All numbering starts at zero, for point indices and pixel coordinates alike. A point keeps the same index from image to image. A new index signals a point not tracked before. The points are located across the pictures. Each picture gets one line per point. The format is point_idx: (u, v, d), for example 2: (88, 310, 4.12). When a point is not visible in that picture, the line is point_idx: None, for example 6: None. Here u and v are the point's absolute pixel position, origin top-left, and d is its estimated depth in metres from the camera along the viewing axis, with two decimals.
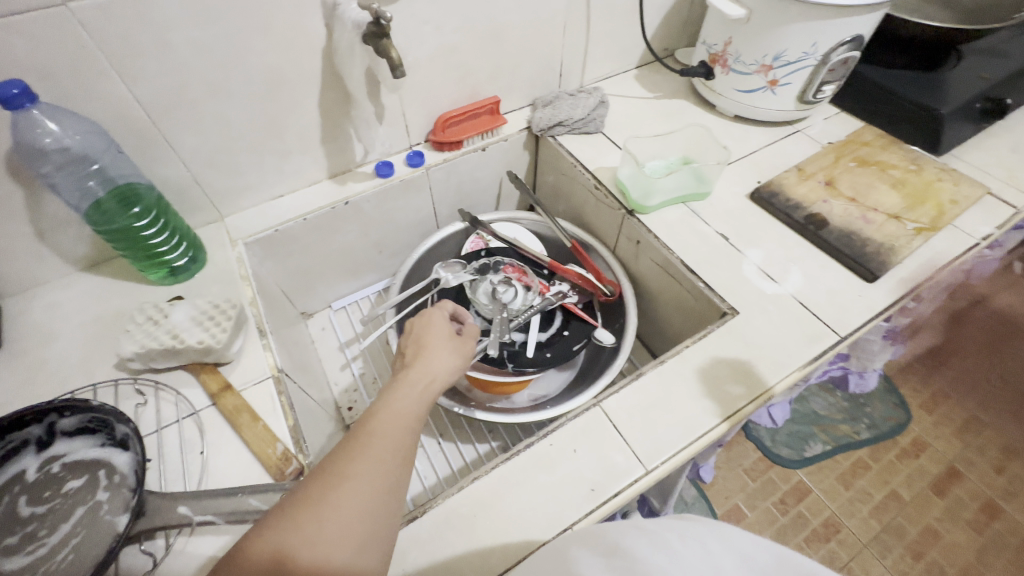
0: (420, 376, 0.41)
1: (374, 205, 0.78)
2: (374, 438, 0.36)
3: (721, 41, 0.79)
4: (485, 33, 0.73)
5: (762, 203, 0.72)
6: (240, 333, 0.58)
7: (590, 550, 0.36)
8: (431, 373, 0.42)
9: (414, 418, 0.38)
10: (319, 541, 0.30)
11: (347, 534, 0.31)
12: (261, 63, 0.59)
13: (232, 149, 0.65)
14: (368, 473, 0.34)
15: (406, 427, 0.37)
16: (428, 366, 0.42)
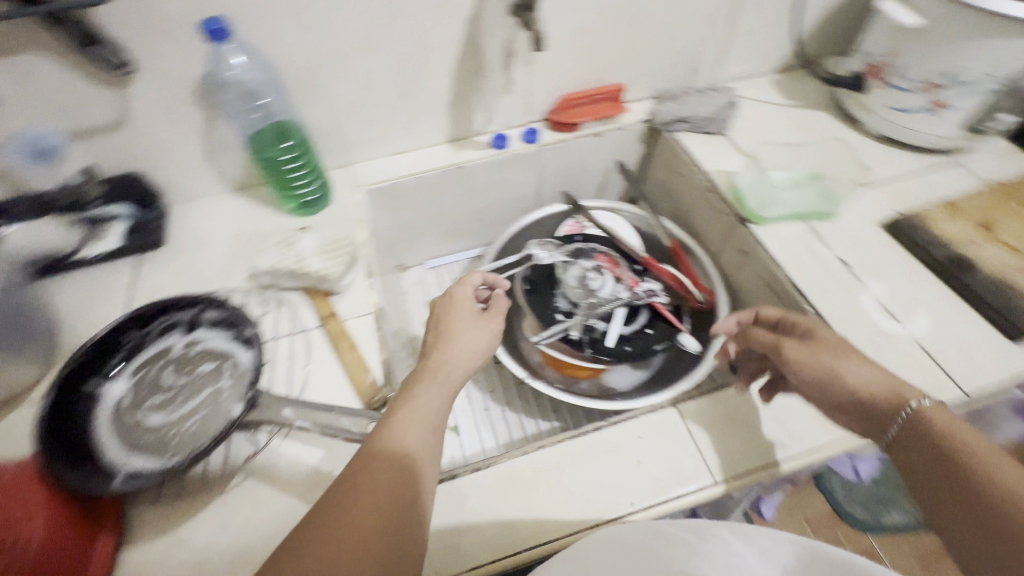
0: (458, 340, 0.50)
1: (484, 174, 0.81)
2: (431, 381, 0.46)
3: (882, 52, 0.72)
4: (625, 18, 0.72)
5: (897, 235, 0.66)
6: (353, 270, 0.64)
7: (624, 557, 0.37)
8: (465, 339, 0.50)
9: (457, 369, 0.48)
10: (397, 443, 0.40)
11: (420, 440, 0.40)
12: (412, 25, 0.63)
13: (371, 102, 0.71)
14: (432, 401, 0.44)
15: (450, 375, 0.47)
16: (467, 331, 0.51)
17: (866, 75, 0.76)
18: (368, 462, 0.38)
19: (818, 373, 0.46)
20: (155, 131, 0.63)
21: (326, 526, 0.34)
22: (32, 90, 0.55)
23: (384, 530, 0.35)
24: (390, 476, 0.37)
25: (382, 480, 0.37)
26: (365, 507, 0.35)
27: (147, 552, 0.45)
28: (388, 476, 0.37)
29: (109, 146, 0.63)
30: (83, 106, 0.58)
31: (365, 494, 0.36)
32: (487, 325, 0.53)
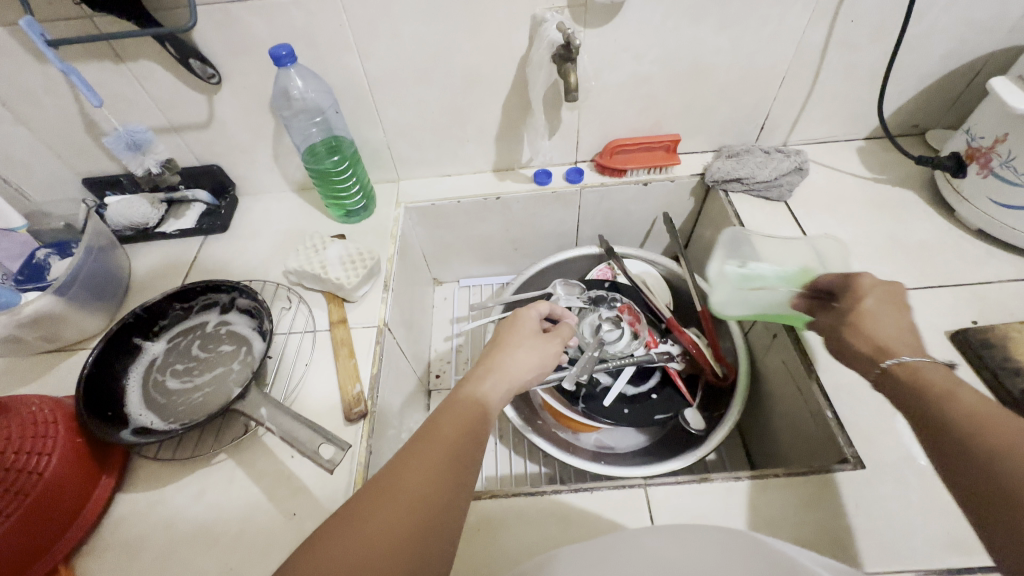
0: (517, 351, 0.49)
1: (522, 206, 0.82)
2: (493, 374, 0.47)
3: (991, 136, 0.62)
4: (685, 70, 0.70)
5: (965, 350, 0.56)
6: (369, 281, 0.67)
7: (581, 551, 0.38)
8: (523, 354, 0.49)
9: (514, 376, 0.47)
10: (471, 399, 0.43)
11: (480, 422, 0.42)
12: (464, 62, 0.66)
13: (422, 128, 0.75)
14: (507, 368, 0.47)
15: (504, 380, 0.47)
16: (530, 343, 0.51)
17: (966, 158, 0.66)
18: (438, 433, 0.39)
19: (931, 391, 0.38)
20: (234, 132, 0.73)
21: (402, 484, 0.35)
22: (143, 92, 0.66)
23: (450, 497, 0.36)
24: (455, 448, 0.39)
25: (450, 451, 0.38)
26: (436, 472, 0.36)
27: (137, 502, 0.53)
28: (455, 450, 0.38)
29: (198, 142, 0.73)
30: (180, 108, 0.69)
31: (435, 462, 0.37)
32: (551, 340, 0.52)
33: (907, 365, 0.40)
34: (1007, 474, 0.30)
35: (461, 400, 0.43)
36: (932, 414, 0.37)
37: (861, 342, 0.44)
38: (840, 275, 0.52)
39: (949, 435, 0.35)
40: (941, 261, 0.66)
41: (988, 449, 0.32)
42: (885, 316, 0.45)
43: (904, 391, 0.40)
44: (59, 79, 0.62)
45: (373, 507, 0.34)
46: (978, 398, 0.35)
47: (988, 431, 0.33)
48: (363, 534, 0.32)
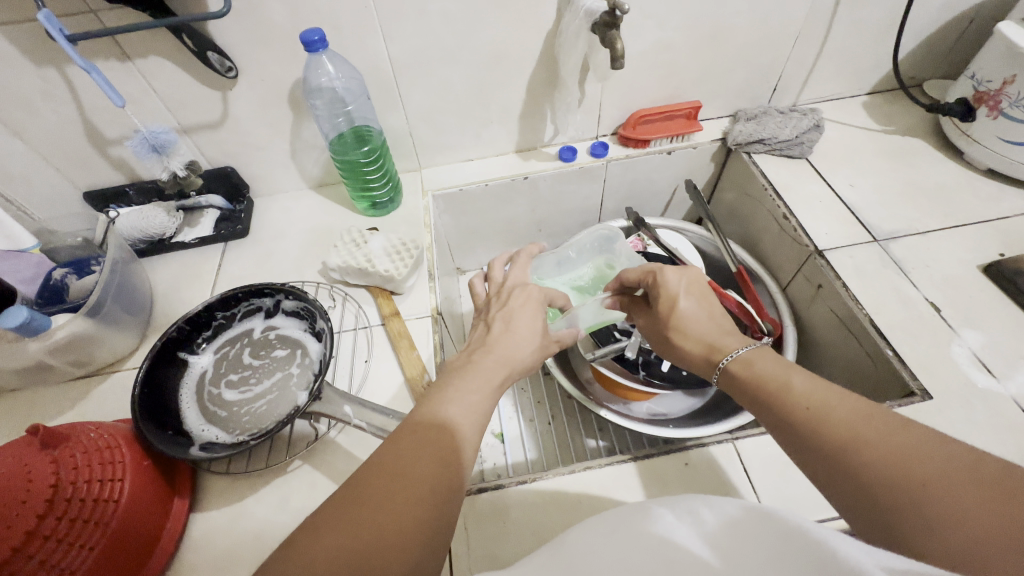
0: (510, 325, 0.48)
1: (548, 185, 0.81)
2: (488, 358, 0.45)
3: (998, 79, 0.66)
4: (706, 34, 0.71)
5: (1001, 280, 0.60)
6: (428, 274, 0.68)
7: (595, 526, 0.34)
8: (518, 324, 0.48)
9: (509, 363, 0.45)
10: (469, 390, 0.41)
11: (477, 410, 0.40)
12: (491, 39, 0.65)
13: (446, 111, 0.73)
14: (503, 349, 0.46)
15: (498, 366, 0.44)
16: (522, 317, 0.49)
17: (975, 103, 0.70)
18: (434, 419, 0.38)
19: (773, 385, 0.40)
20: (250, 130, 0.69)
21: (396, 470, 0.33)
22: (151, 91, 0.61)
23: (447, 482, 0.34)
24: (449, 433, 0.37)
25: (440, 436, 0.36)
26: (432, 456, 0.35)
27: (214, 519, 0.50)
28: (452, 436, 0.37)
29: (210, 142, 0.69)
30: (192, 107, 0.64)
31: (428, 448, 0.35)
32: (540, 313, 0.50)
33: (741, 359, 0.44)
34: (869, 468, 0.32)
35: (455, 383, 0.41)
36: (776, 405, 0.39)
37: (693, 344, 0.49)
38: (640, 269, 0.56)
39: (799, 426, 0.37)
40: (961, 201, 0.69)
41: (840, 444, 0.34)
42: (699, 311, 0.51)
43: (749, 385, 0.42)
44: (59, 83, 0.57)
45: (364, 493, 0.32)
46: (811, 383, 0.39)
47: (827, 421, 0.35)
48: (351, 521, 0.31)
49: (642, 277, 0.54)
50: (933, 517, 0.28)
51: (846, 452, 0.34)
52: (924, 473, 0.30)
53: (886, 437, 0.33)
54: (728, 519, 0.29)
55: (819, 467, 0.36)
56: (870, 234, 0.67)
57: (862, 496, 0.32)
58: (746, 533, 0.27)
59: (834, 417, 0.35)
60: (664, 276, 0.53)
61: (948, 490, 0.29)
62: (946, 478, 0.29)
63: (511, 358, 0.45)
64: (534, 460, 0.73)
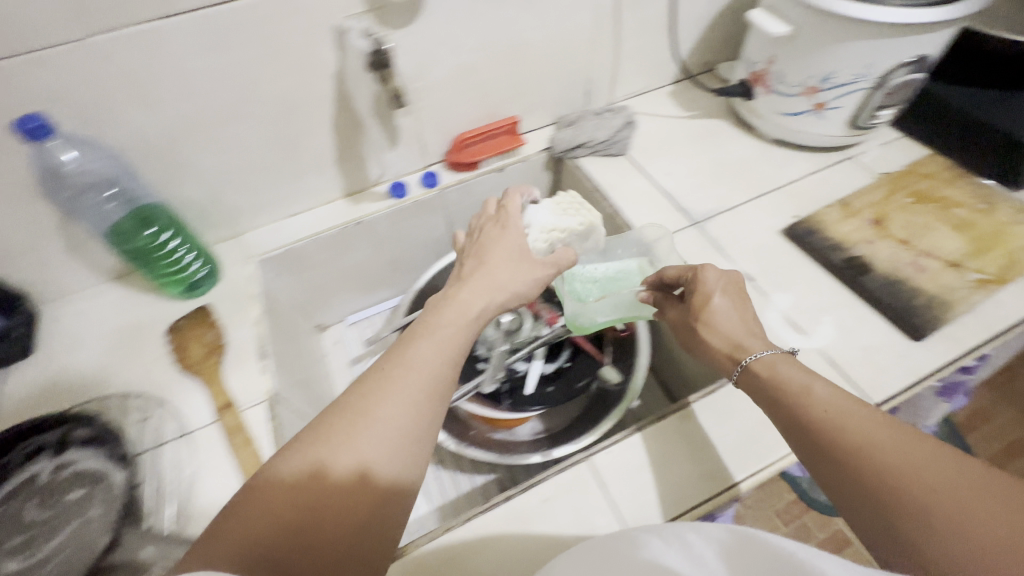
0: (481, 276, 0.51)
1: (387, 225, 0.78)
2: (442, 314, 0.47)
3: (762, 59, 0.73)
4: (503, 52, 0.71)
5: (797, 242, 0.66)
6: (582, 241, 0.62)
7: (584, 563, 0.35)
8: (492, 264, 0.52)
9: (464, 311, 0.47)
10: (422, 357, 0.42)
11: (441, 372, 0.42)
12: (275, 89, 0.61)
13: (249, 170, 0.67)
14: (451, 312, 0.47)
15: (453, 321, 0.46)
16: (495, 270, 0.52)
17: (752, 82, 0.77)
18: (405, 378, 0.40)
19: (794, 386, 0.43)
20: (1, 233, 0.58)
21: (360, 439, 0.36)
22: None
23: (413, 457, 0.38)
24: (413, 398, 0.39)
25: (399, 416, 0.38)
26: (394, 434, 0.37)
27: None
28: (408, 413, 0.38)
29: None
30: None
31: (393, 402, 0.38)
32: (485, 265, 0.53)
33: (765, 362, 0.47)
34: (877, 468, 0.35)
35: (414, 344, 0.43)
36: (795, 407, 0.42)
37: (718, 339, 0.51)
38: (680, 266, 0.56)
39: (815, 428, 0.40)
40: (760, 173, 0.76)
41: (853, 445, 0.37)
42: (734, 310, 0.52)
43: (767, 386, 0.46)
44: None
45: (318, 491, 0.34)
46: (831, 394, 0.41)
47: (843, 427, 0.38)
48: (313, 497, 0.34)
49: (682, 271, 0.55)
50: (940, 520, 0.31)
51: (859, 453, 0.37)
52: (929, 481, 0.33)
53: (901, 446, 0.36)
54: (719, 541, 0.30)
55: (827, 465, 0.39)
56: (689, 218, 0.71)
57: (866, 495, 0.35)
58: (738, 555, 0.28)
59: (847, 422, 0.38)
60: (703, 278, 0.54)
61: (954, 495, 0.32)
62: (954, 488, 0.32)
63: (461, 320, 0.46)
64: (425, 516, 0.69)
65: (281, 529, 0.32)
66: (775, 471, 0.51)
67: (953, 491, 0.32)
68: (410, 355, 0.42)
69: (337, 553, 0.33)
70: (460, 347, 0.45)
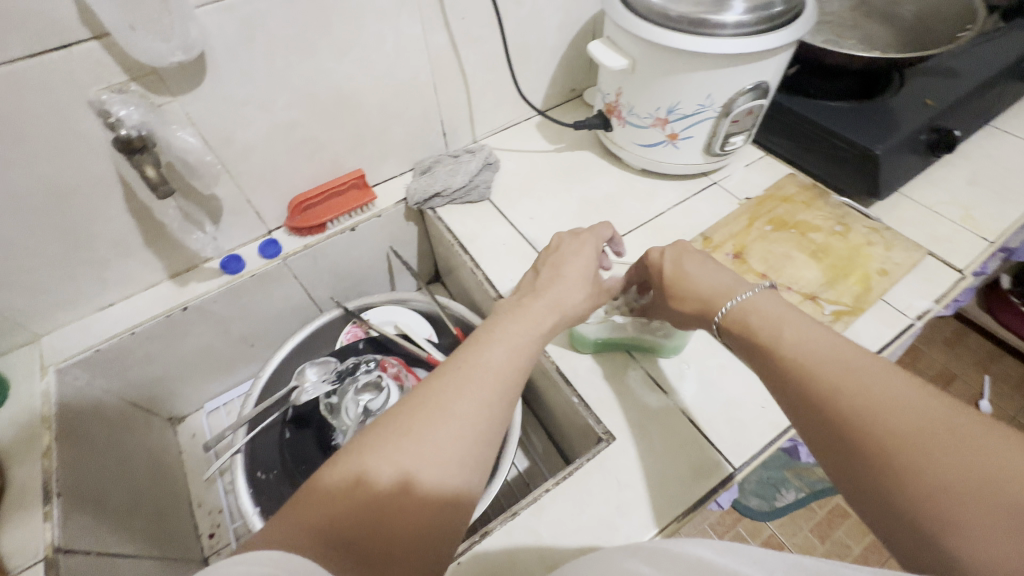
0: (551, 287, 0.48)
1: (225, 304, 0.69)
2: (521, 317, 0.45)
3: (612, 92, 0.70)
4: (329, 105, 0.64)
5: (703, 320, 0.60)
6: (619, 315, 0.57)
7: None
8: (567, 274, 0.49)
9: (536, 328, 0.44)
10: (489, 381, 0.38)
11: (514, 373, 0.40)
12: (30, 178, 0.51)
13: (26, 269, 0.56)
14: (520, 331, 0.43)
15: (528, 337, 0.43)
16: (554, 291, 0.48)
17: (607, 114, 0.74)
18: (482, 375, 0.39)
19: (801, 353, 0.39)
20: None
21: (433, 434, 0.35)
22: None
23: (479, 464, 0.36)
24: (486, 397, 0.37)
25: (460, 448, 0.35)
26: (448, 469, 0.34)
27: None
28: (460, 449, 0.35)
29: None
30: None
31: (447, 429, 0.35)
32: (566, 280, 0.49)
33: (746, 315, 0.44)
34: (882, 436, 0.32)
35: (490, 344, 0.41)
36: (795, 375, 0.38)
37: (693, 301, 0.49)
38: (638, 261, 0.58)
39: (811, 390, 0.37)
40: (625, 208, 0.72)
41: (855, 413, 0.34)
42: (690, 271, 0.50)
43: (759, 347, 0.42)
44: None
45: (365, 514, 0.31)
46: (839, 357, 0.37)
47: (843, 386, 0.35)
48: (359, 520, 0.31)
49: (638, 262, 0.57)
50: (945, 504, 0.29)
51: (857, 413, 0.34)
52: (932, 453, 0.30)
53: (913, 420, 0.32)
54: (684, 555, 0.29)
55: (816, 419, 0.36)
56: None
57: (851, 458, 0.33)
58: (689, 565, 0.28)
59: (847, 379, 0.35)
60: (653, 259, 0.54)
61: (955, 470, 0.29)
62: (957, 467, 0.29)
63: (536, 327, 0.44)
64: None
65: (355, 508, 0.32)
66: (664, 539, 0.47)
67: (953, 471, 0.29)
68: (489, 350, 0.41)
69: (397, 556, 0.32)
70: (534, 346, 0.43)
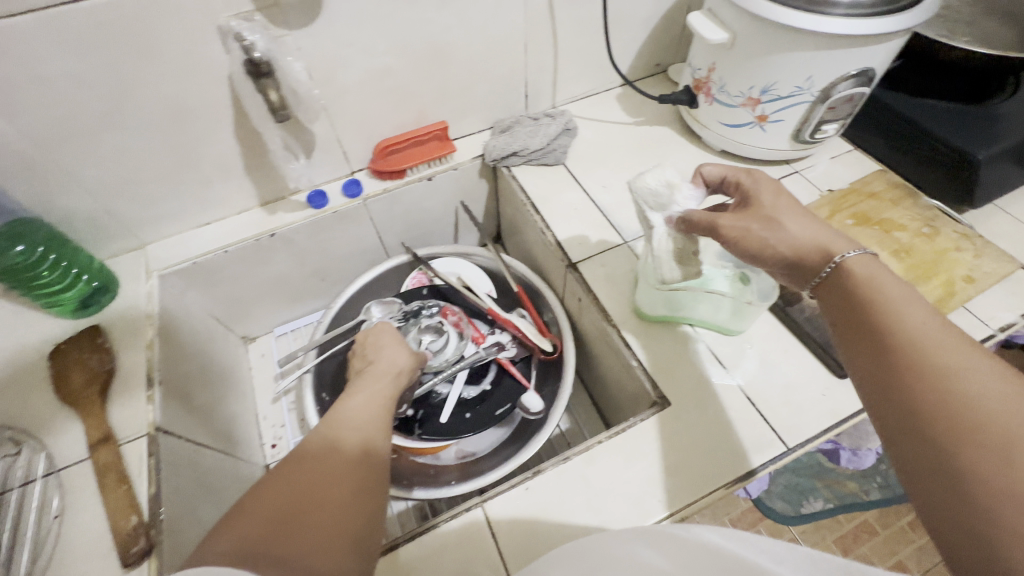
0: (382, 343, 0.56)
1: (307, 235, 0.74)
2: (369, 375, 0.50)
3: (704, 66, 0.69)
4: (424, 54, 0.66)
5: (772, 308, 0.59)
6: (659, 212, 0.52)
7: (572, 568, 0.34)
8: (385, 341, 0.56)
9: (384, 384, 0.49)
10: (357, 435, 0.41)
11: (373, 419, 0.45)
12: (158, 95, 0.56)
13: (141, 179, 0.62)
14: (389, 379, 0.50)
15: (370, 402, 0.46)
16: (387, 350, 0.55)
17: (695, 90, 0.73)
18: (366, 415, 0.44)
19: (907, 332, 0.33)
20: None
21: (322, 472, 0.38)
22: None
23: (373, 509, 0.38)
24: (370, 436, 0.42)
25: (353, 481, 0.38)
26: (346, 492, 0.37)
27: None
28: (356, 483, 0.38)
29: None
30: None
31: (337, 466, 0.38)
32: (377, 366, 0.52)
33: (852, 272, 0.36)
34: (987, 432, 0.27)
35: (350, 397, 0.46)
36: (891, 350, 0.33)
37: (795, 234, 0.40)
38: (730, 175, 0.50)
39: (905, 366, 0.32)
40: None
41: (956, 402, 0.29)
42: (794, 208, 0.42)
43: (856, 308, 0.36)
44: None
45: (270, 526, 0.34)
46: (955, 347, 0.31)
47: (950, 381, 0.30)
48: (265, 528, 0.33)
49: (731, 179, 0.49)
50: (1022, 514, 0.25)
51: (966, 410, 0.28)
52: None
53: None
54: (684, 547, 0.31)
55: (899, 410, 0.31)
56: (620, 236, 0.67)
57: (942, 458, 0.28)
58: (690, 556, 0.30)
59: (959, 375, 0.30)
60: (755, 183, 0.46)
61: None
62: None
63: (393, 369, 0.52)
64: None
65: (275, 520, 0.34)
66: (710, 502, 0.49)
67: None
68: (349, 400, 0.46)
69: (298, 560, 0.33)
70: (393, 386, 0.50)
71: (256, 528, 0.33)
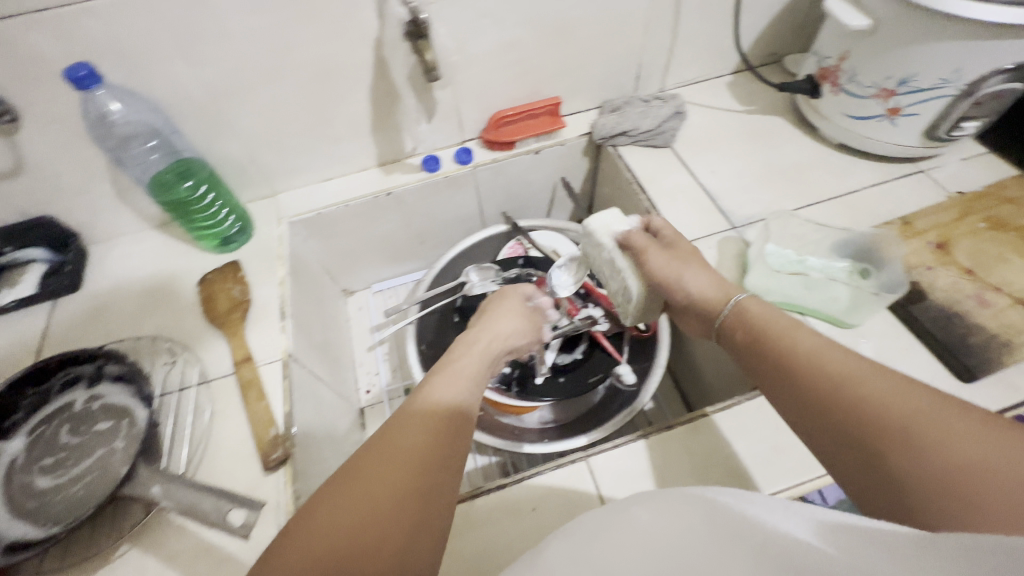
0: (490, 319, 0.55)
1: (417, 198, 0.78)
2: (468, 349, 0.50)
3: (835, 55, 0.67)
4: (550, 29, 0.68)
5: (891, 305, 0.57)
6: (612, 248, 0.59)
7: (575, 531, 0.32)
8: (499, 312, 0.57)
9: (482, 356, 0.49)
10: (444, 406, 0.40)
11: (467, 386, 0.44)
12: (314, 54, 0.60)
13: (285, 132, 0.68)
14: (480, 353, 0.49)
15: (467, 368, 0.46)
16: (494, 326, 0.54)
17: (819, 80, 0.71)
18: (450, 380, 0.44)
19: (807, 350, 0.39)
20: (58, 174, 0.60)
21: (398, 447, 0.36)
22: None
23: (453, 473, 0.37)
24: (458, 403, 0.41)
25: (431, 444, 0.37)
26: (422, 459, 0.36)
27: None
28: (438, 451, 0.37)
29: (16, 195, 0.60)
30: None
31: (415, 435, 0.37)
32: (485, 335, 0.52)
33: (740, 311, 0.47)
34: (879, 425, 0.33)
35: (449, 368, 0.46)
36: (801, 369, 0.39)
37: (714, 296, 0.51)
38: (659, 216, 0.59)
39: (810, 380, 0.38)
40: (814, 179, 0.70)
41: (855, 403, 0.34)
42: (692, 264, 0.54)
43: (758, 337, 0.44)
44: None
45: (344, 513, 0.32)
46: (845, 358, 0.37)
47: (854, 385, 0.35)
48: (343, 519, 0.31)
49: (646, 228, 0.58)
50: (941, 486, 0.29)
51: (874, 410, 0.33)
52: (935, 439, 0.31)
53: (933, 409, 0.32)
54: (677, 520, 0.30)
55: (825, 423, 0.36)
56: (728, 221, 0.67)
57: (866, 458, 0.33)
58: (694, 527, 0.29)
59: (851, 379, 0.36)
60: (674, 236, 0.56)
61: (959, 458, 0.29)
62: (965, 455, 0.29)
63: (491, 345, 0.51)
64: None
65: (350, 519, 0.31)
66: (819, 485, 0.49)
67: (950, 458, 0.29)
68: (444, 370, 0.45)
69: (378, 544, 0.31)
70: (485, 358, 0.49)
71: (334, 530, 0.31)
